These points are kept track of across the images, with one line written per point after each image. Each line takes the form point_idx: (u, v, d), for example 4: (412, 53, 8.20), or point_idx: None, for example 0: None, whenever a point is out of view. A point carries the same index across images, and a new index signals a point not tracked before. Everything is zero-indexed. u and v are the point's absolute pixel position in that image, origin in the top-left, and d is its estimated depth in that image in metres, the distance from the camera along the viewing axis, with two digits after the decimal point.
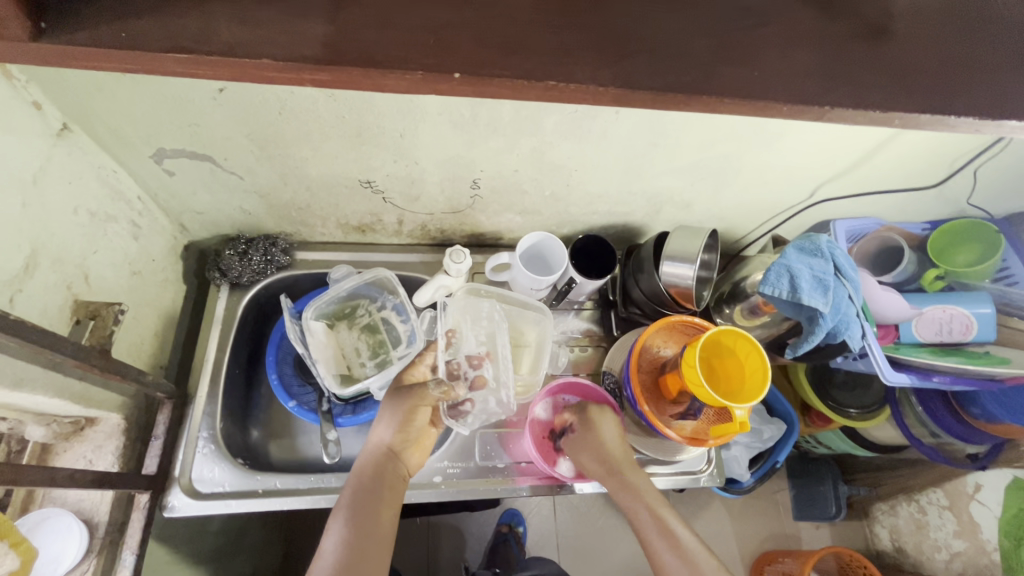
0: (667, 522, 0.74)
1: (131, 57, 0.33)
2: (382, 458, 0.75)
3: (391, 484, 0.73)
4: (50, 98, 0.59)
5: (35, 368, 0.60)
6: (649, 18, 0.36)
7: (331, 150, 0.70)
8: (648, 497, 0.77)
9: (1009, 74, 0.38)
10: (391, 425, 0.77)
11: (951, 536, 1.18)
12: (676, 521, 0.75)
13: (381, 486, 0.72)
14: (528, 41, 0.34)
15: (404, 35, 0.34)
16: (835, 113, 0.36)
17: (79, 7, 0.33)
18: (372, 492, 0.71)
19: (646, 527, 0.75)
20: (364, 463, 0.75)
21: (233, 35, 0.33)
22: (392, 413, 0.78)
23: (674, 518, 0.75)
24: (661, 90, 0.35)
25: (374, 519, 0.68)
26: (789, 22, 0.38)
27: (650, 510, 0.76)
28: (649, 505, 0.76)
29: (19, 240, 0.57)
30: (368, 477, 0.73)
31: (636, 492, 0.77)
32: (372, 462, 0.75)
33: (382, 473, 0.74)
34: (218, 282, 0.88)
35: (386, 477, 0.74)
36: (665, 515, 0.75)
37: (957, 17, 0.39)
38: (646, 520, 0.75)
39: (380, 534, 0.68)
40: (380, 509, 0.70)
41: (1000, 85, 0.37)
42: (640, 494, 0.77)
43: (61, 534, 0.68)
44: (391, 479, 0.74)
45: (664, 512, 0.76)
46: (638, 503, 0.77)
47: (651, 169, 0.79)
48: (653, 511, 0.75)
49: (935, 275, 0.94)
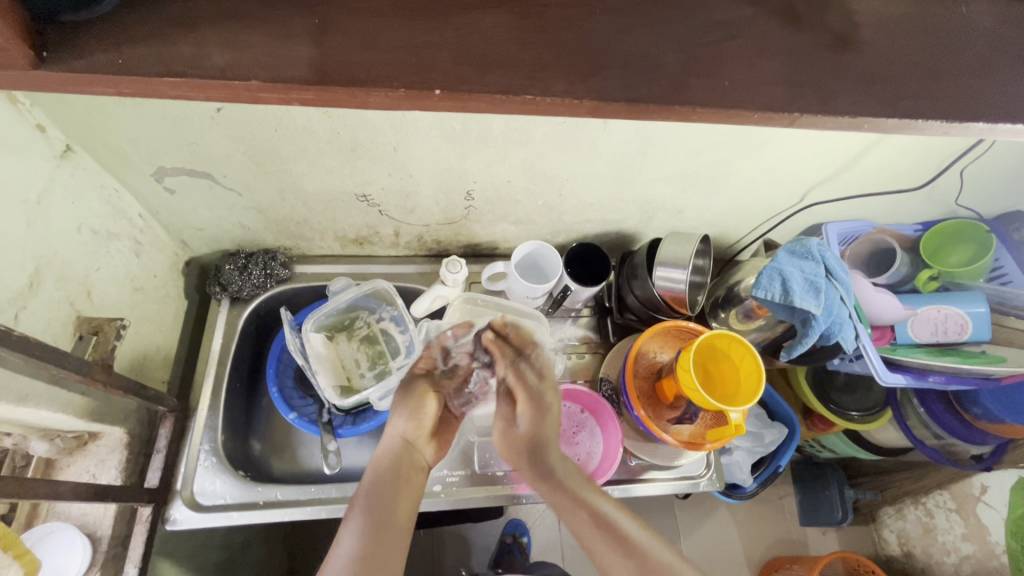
0: (610, 520, 0.64)
1: (127, 82, 0.34)
2: (401, 450, 0.70)
3: (411, 476, 0.68)
4: (53, 120, 0.60)
5: (39, 385, 0.61)
6: (619, 33, 0.38)
7: (327, 165, 0.72)
8: (586, 494, 0.67)
9: (972, 78, 0.39)
10: (408, 416, 0.73)
11: (959, 538, 1.18)
12: (621, 515, 0.65)
13: (401, 477, 0.67)
14: (506, 58, 0.36)
15: (387, 56, 0.35)
16: (805, 118, 0.37)
17: (80, 37, 0.35)
18: (390, 482, 0.66)
19: (586, 532, 0.64)
20: (381, 455, 0.70)
21: (225, 59, 0.35)
22: (410, 405, 0.74)
23: (624, 518, 0.65)
24: (636, 102, 0.36)
25: (393, 511, 0.63)
26: (757, 34, 0.39)
27: (591, 510, 0.65)
28: (590, 506, 0.65)
29: (23, 258, 0.59)
30: (386, 469, 0.67)
31: (573, 493, 0.67)
32: (390, 453, 0.70)
33: (401, 465, 0.69)
34: (219, 296, 0.90)
35: (404, 468, 0.69)
36: (609, 512, 0.65)
37: (917, 27, 0.40)
38: (590, 522, 0.64)
39: (400, 526, 0.62)
40: (399, 499, 0.64)
41: (964, 89, 0.38)
42: (577, 493, 0.67)
43: (65, 548, 0.68)
44: (411, 472, 0.69)
45: (607, 508, 0.65)
46: (580, 508, 0.66)
47: (642, 177, 0.80)
48: (597, 512, 0.65)
49: (928, 276, 0.94)
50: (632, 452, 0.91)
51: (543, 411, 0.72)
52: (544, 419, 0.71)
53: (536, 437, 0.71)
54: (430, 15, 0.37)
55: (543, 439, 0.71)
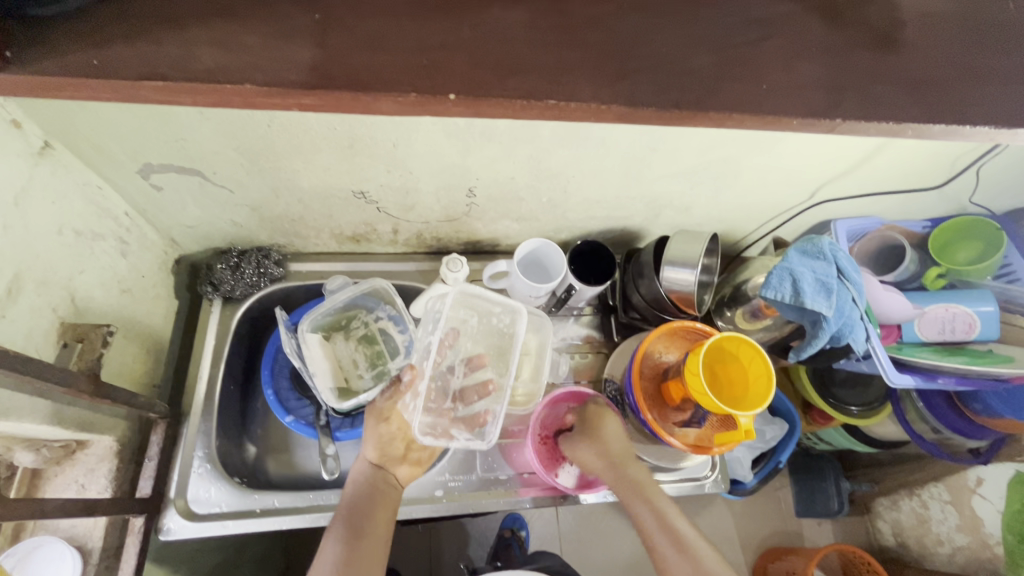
0: (673, 524, 0.73)
1: (104, 86, 0.31)
2: (371, 472, 0.77)
3: (384, 495, 0.75)
4: (29, 115, 0.56)
5: (21, 397, 0.58)
6: (648, 32, 0.35)
7: (323, 161, 0.68)
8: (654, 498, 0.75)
9: (1019, 82, 0.36)
10: (372, 442, 0.79)
11: (953, 530, 1.17)
12: (681, 522, 0.73)
13: (375, 496, 0.75)
14: (527, 59, 0.33)
15: (395, 58, 0.32)
16: (846, 125, 0.35)
17: (53, 35, 0.31)
18: (366, 501, 0.74)
19: (654, 533, 0.73)
20: (357, 476, 0.78)
21: (216, 60, 0.31)
22: (373, 430, 0.80)
23: (683, 524, 0.73)
24: (666, 108, 0.33)
25: (368, 527, 0.71)
26: (794, 35, 0.36)
27: (656, 513, 0.74)
28: (655, 510, 0.74)
29: (1, 264, 0.55)
30: (363, 489, 0.75)
31: (642, 496, 0.75)
32: (364, 475, 0.77)
33: (376, 485, 0.76)
34: (210, 296, 0.87)
35: (379, 487, 0.76)
36: (667, 514, 0.74)
37: (963, 26, 0.38)
38: (650, 518, 0.74)
39: (374, 542, 0.71)
40: (375, 517, 0.73)
41: (1011, 94, 0.36)
42: (647, 498, 0.75)
43: (55, 563, 0.65)
44: (384, 491, 0.76)
45: (669, 512, 0.74)
46: (642, 506, 0.75)
47: (651, 173, 0.78)
48: (652, 507, 0.74)
49: (936, 273, 0.92)
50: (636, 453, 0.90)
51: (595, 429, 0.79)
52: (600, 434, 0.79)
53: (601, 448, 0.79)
54: (443, 12, 0.33)
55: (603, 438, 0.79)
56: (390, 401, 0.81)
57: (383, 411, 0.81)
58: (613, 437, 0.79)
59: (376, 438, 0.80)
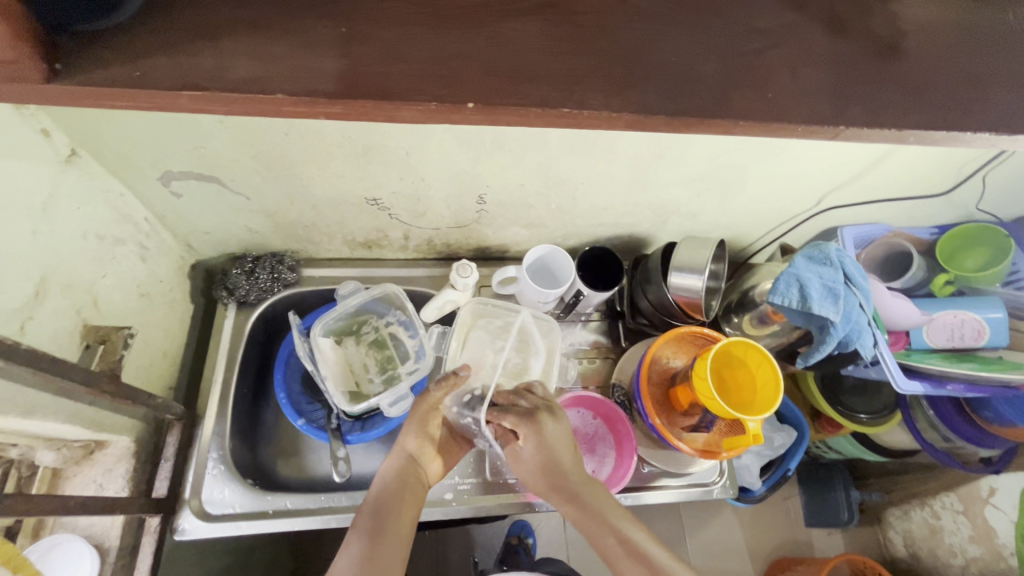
0: (637, 544, 0.67)
1: (143, 95, 0.33)
2: (404, 466, 0.73)
3: (414, 490, 0.71)
4: (58, 124, 0.58)
5: (46, 397, 0.60)
6: (658, 42, 0.36)
7: (337, 168, 0.70)
8: (615, 519, 0.69)
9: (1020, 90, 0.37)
10: (413, 432, 0.76)
11: (966, 540, 1.16)
12: (648, 541, 0.68)
13: (405, 489, 0.70)
14: (542, 69, 0.34)
15: (416, 68, 0.34)
16: (849, 131, 0.36)
17: (96, 48, 0.33)
18: (395, 494, 0.69)
19: (617, 556, 0.67)
20: (387, 470, 0.74)
21: (247, 71, 0.33)
22: (417, 421, 0.77)
23: (652, 543, 0.68)
24: (675, 115, 0.35)
25: (395, 522, 0.66)
26: (800, 43, 0.38)
27: (619, 535, 0.68)
28: (616, 529, 0.68)
29: (29, 267, 0.57)
30: (392, 482, 0.71)
31: (603, 517, 0.69)
32: (395, 468, 0.73)
33: (406, 478, 0.72)
34: (225, 301, 0.89)
35: (411, 483, 0.72)
36: (646, 546, 0.67)
37: (962, 36, 0.39)
38: (626, 553, 0.67)
39: (399, 538, 0.65)
40: (402, 511, 0.68)
41: (1010, 101, 0.37)
42: (608, 520, 0.69)
43: (73, 560, 0.67)
44: (415, 487, 0.72)
45: (632, 532, 0.68)
46: (611, 534, 0.68)
47: (658, 180, 0.79)
48: (625, 538, 0.68)
49: (944, 280, 0.93)
50: (645, 458, 0.90)
51: (545, 445, 0.72)
52: (552, 452, 0.72)
53: (550, 464, 0.72)
54: (462, 24, 0.35)
55: (558, 458, 0.72)
56: (444, 392, 0.76)
57: (431, 402, 0.77)
58: (562, 455, 0.72)
59: (416, 432, 0.76)
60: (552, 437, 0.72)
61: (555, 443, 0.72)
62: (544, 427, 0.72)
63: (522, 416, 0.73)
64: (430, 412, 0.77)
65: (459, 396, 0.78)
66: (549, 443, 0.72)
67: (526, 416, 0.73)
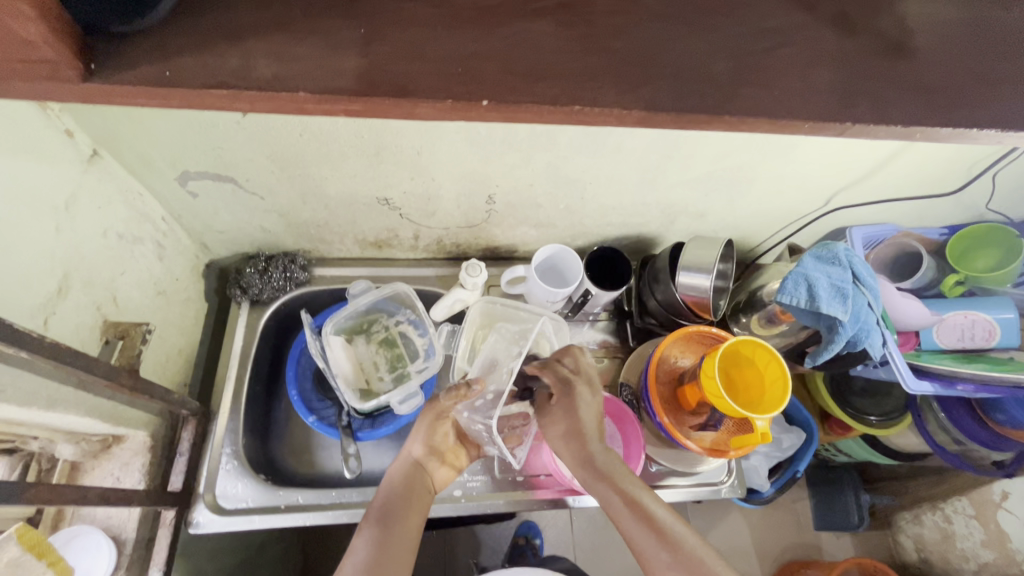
0: (648, 510, 0.66)
1: (170, 94, 0.34)
2: (410, 471, 0.74)
3: (420, 494, 0.71)
4: (81, 124, 0.60)
5: (67, 390, 0.62)
6: (668, 41, 0.37)
7: (350, 168, 0.72)
8: (625, 484, 0.68)
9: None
10: (420, 438, 0.77)
11: (979, 545, 1.15)
12: (656, 505, 0.66)
13: (411, 493, 0.70)
14: (554, 68, 0.35)
15: (431, 67, 0.35)
16: (856, 128, 0.37)
17: (125, 48, 0.34)
18: (401, 497, 0.69)
19: (624, 517, 0.66)
20: (394, 473, 0.74)
21: (270, 70, 0.34)
22: (426, 426, 0.78)
23: (660, 509, 0.66)
24: (684, 112, 0.35)
25: (402, 525, 0.66)
26: (808, 42, 0.38)
27: (626, 497, 0.67)
28: (625, 494, 0.67)
29: (52, 264, 0.59)
30: (398, 485, 0.71)
31: (612, 481, 0.68)
32: (402, 472, 0.73)
33: (411, 482, 0.72)
34: (239, 299, 0.90)
35: (417, 487, 0.72)
36: (655, 510, 0.66)
37: (968, 35, 0.39)
38: (631, 516, 0.66)
39: (407, 541, 0.65)
40: (409, 514, 0.68)
41: (1016, 99, 0.37)
42: (615, 483, 0.68)
43: (91, 551, 0.68)
44: (421, 491, 0.72)
45: (642, 497, 0.67)
46: (619, 497, 0.67)
47: (667, 180, 0.79)
48: (632, 501, 0.66)
49: (954, 280, 0.92)
50: (652, 457, 0.91)
51: (574, 408, 0.73)
52: (578, 415, 0.73)
53: (575, 429, 0.73)
54: (477, 25, 0.36)
55: (584, 426, 0.72)
56: (452, 401, 0.75)
57: (439, 408, 0.77)
58: (589, 419, 0.73)
59: (423, 439, 0.76)
60: (581, 403, 0.73)
61: (582, 409, 0.73)
62: (579, 395, 0.73)
63: (559, 381, 0.75)
64: (439, 417, 0.78)
65: (469, 403, 0.76)
66: (575, 406, 0.73)
67: (564, 381, 0.74)
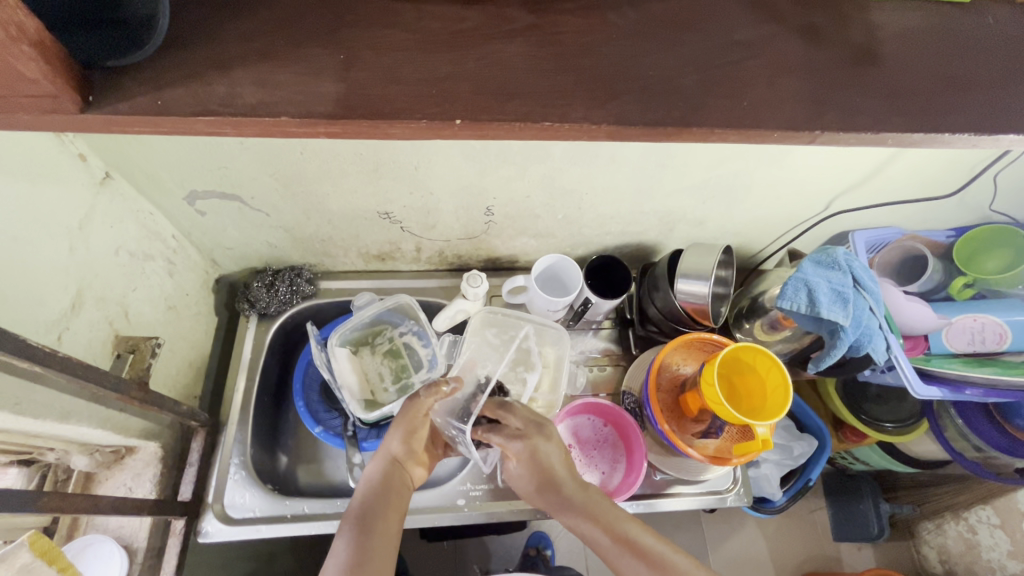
0: (631, 535, 0.67)
1: (164, 121, 0.36)
2: (388, 469, 0.73)
3: (399, 492, 0.71)
4: (93, 149, 0.63)
5: (80, 402, 0.64)
6: (634, 57, 0.38)
7: (350, 184, 0.74)
8: (608, 517, 0.69)
9: (987, 94, 0.39)
10: (400, 435, 0.75)
11: (1004, 556, 1.11)
12: (643, 533, 0.67)
13: (390, 493, 0.70)
14: (526, 87, 0.37)
15: (408, 90, 0.37)
16: (826, 136, 0.38)
17: (123, 81, 0.37)
18: (380, 497, 0.69)
19: (608, 548, 0.67)
20: (372, 472, 0.73)
21: (256, 97, 0.36)
22: (404, 424, 0.76)
23: (646, 535, 0.67)
24: (652, 124, 0.37)
25: (382, 524, 0.66)
26: (775, 54, 0.40)
27: (611, 531, 0.68)
28: (609, 526, 0.68)
29: (66, 282, 0.61)
30: (377, 486, 0.70)
31: (597, 517, 0.69)
32: (380, 471, 0.72)
33: (390, 481, 0.71)
34: (247, 313, 0.93)
35: (394, 486, 0.71)
36: (643, 540, 0.67)
37: (930, 46, 0.41)
38: (616, 544, 0.67)
39: (388, 544, 0.64)
40: (388, 514, 0.67)
41: (979, 105, 0.39)
42: (600, 517, 0.69)
43: (104, 560, 0.70)
44: (399, 489, 0.71)
45: (628, 527, 0.68)
46: (600, 526, 0.68)
47: (662, 189, 0.80)
48: (615, 530, 0.68)
49: (963, 283, 0.90)
50: (656, 465, 0.90)
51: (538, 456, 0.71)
52: (548, 459, 0.71)
53: (546, 473, 0.71)
54: (452, 47, 0.38)
55: (556, 473, 0.71)
56: (434, 399, 0.76)
57: (417, 407, 0.76)
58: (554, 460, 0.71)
59: (403, 437, 0.75)
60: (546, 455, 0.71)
61: (546, 460, 0.71)
62: (540, 448, 0.71)
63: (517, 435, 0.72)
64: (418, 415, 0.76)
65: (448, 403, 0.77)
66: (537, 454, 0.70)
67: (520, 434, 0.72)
